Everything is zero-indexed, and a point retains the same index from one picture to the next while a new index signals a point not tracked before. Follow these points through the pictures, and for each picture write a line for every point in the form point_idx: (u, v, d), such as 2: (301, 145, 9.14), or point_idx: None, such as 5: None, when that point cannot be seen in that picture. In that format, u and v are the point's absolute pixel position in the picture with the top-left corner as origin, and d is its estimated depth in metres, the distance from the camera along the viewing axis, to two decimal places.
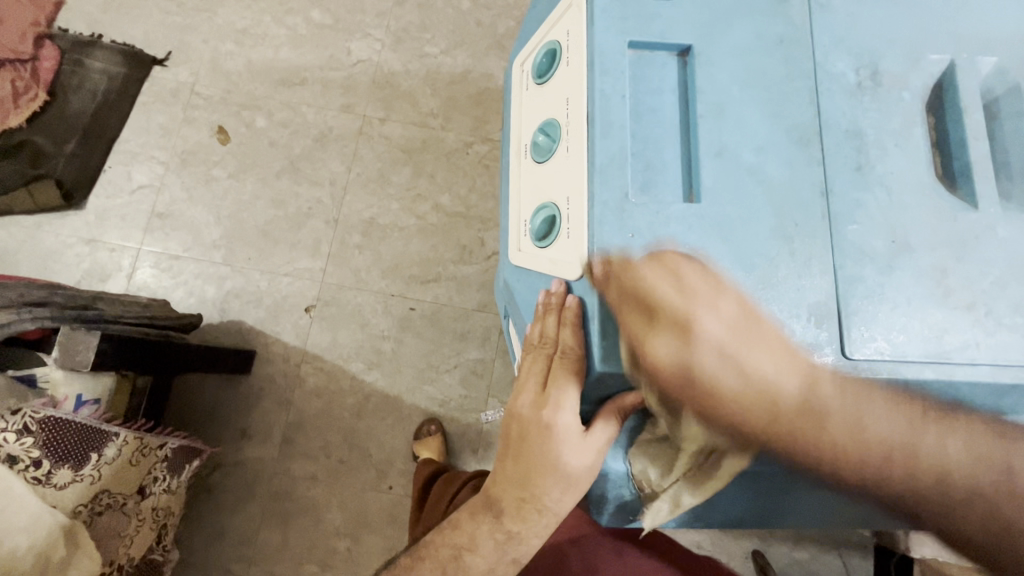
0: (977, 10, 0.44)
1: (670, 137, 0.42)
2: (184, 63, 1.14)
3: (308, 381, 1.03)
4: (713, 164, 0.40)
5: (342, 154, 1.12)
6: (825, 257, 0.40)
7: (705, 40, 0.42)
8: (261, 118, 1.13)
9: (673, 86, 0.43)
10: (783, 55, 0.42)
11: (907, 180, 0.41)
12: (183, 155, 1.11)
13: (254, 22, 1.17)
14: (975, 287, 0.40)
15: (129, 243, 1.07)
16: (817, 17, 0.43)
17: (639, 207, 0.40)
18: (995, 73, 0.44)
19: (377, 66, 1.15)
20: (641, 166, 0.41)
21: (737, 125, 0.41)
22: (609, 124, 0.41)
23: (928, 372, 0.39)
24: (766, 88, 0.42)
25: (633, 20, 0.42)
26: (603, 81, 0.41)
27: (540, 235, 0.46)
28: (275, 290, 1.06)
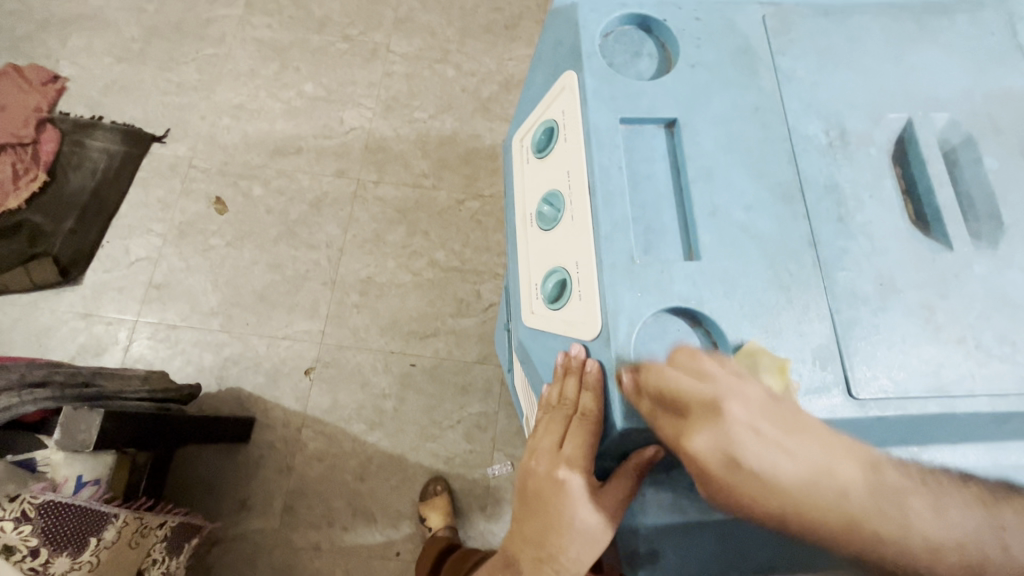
0: (923, 72, 0.48)
1: (667, 200, 0.45)
2: (182, 138, 1.19)
3: (309, 446, 1.01)
4: (708, 225, 0.43)
5: (338, 218, 1.15)
6: (820, 302, 0.42)
7: (688, 114, 0.45)
8: (257, 187, 1.16)
9: (664, 155, 0.46)
10: (760, 122, 0.46)
11: (887, 228, 0.44)
12: (180, 226, 1.13)
13: (250, 98, 1.23)
14: (961, 321, 0.42)
15: (125, 315, 1.07)
16: (786, 87, 0.47)
17: (646, 268, 0.42)
18: (949, 127, 0.47)
19: (369, 133, 1.21)
20: (642, 230, 0.43)
21: (727, 187, 0.44)
22: (609, 193, 0.43)
23: (931, 405, 0.40)
24: (749, 152, 0.45)
25: (622, 100, 0.45)
26: (601, 154, 0.44)
27: (553, 297, 0.48)
28: (274, 355, 1.06)
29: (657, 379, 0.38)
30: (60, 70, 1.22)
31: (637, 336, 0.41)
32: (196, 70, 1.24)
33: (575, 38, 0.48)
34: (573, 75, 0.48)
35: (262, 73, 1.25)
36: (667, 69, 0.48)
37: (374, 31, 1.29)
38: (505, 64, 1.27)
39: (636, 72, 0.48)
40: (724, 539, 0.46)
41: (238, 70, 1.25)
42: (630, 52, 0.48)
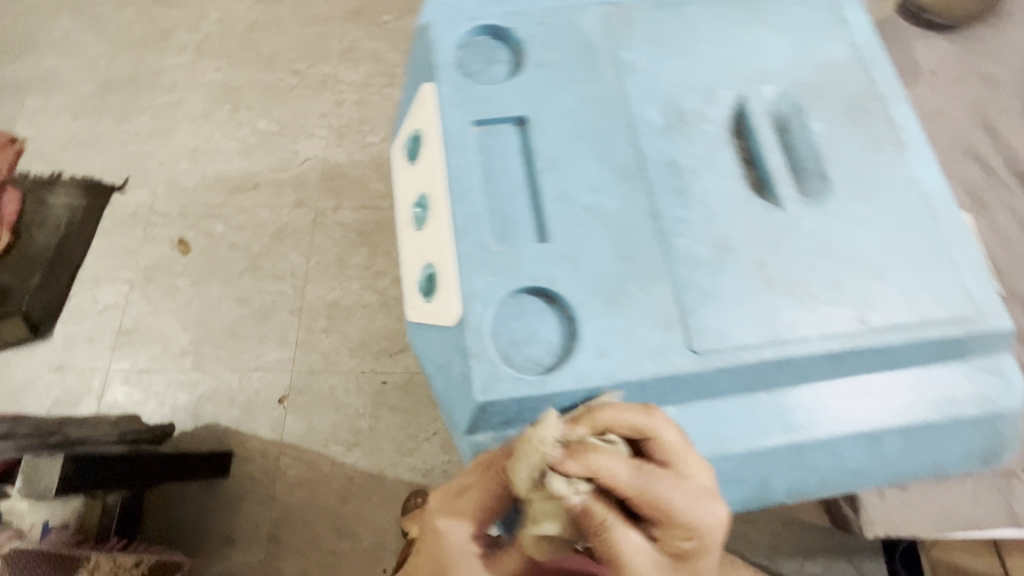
0: (754, 50, 0.51)
1: (520, 190, 0.46)
2: (142, 186, 1.21)
3: (288, 473, 1.03)
4: (555, 209, 0.45)
5: (300, 247, 1.17)
6: (662, 271, 0.44)
7: (534, 109, 0.48)
8: (219, 225, 1.18)
9: (517, 151, 0.48)
10: (603, 111, 0.48)
11: (723, 194, 0.46)
12: (146, 271, 1.15)
13: (205, 140, 1.26)
14: (793, 273, 0.44)
15: (98, 364, 1.08)
16: (626, 76, 0.49)
17: (498, 254, 0.44)
18: (778, 97, 0.50)
19: (325, 161, 1.24)
20: (497, 219, 0.45)
21: (572, 174, 0.46)
22: (462, 189, 0.45)
23: (767, 351, 0.43)
24: (592, 139, 0.47)
25: (472, 102, 0.48)
26: (455, 154, 0.46)
27: (425, 291, 0.49)
28: (247, 387, 1.07)
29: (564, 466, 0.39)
30: (18, 133, 1.25)
31: (495, 316, 0.43)
32: (151, 118, 1.27)
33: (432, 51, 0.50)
34: (432, 86, 0.50)
35: (215, 114, 1.28)
36: (519, 70, 0.50)
37: (322, 63, 1.33)
38: None
39: (490, 78, 0.49)
40: None
41: (192, 114, 1.28)
42: (485, 59, 0.50)
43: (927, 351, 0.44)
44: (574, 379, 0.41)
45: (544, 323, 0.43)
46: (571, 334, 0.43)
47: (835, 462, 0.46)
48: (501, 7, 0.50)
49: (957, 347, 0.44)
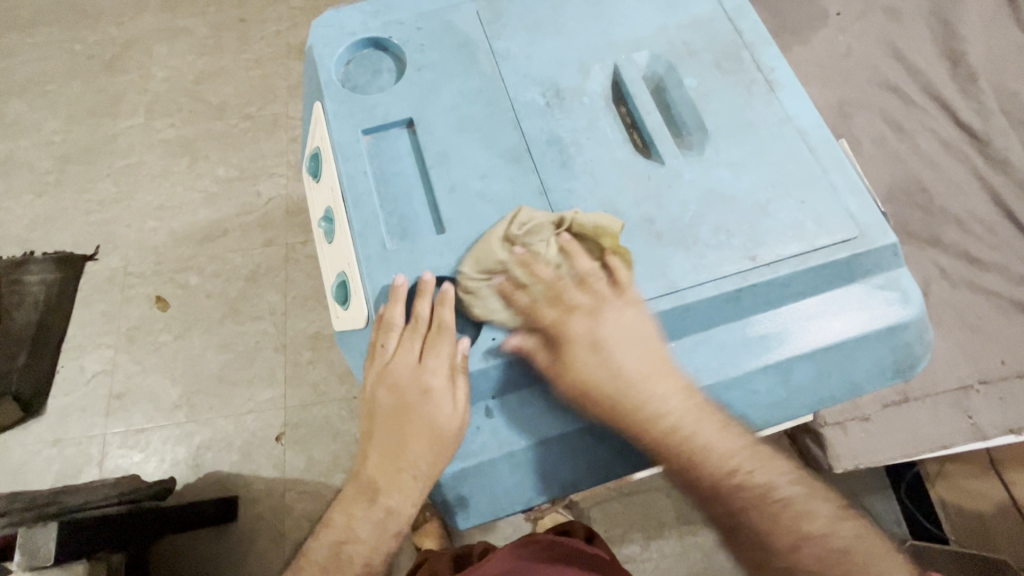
0: (625, 21, 0.53)
1: (416, 188, 0.49)
2: (113, 251, 1.23)
3: (295, 508, 1.03)
4: (448, 199, 0.47)
5: (275, 284, 1.18)
6: (556, 242, 0.46)
7: (419, 111, 0.51)
8: (194, 276, 1.20)
9: (408, 153, 0.51)
10: (484, 102, 0.51)
11: (607, 160, 0.48)
12: (129, 333, 1.16)
13: (169, 196, 1.27)
14: (681, 223, 0.46)
15: (94, 431, 1.09)
16: (503, 66, 0.52)
17: (397, 252, 0.47)
18: (653, 61, 0.52)
19: (288, 197, 1.25)
20: (396, 219, 0.48)
21: (461, 164, 0.49)
22: (358, 196, 0.49)
23: (664, 302, 0.44)
24: (477, 129, 0.50)
25: (360, 113, 0.51)
26: (347, 165, 0.50)
27: (341, 300, 0.50)
28: (243, 431, 1.08)
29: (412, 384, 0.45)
30: None
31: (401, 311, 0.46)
32: (112, 183, 1.29)
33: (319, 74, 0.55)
34: (320, 105, 0.54)
35: (175, 169, 1.30)
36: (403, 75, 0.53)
37: (272, 103, 1.35)
38: None
39: (377, 85, 0.53)
40: (519, 470, 0.46)
41: (152, 172, 1.30)
42: (371, 71, 0.54)
43: (822, 276, 0.45)
44: (482, 359, 0.44)
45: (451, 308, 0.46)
46: (477, 314, 0.45)
47: (750, 399, 0.46)
48: (380, 22, 0.55)
49: (850, 267, 0.45)
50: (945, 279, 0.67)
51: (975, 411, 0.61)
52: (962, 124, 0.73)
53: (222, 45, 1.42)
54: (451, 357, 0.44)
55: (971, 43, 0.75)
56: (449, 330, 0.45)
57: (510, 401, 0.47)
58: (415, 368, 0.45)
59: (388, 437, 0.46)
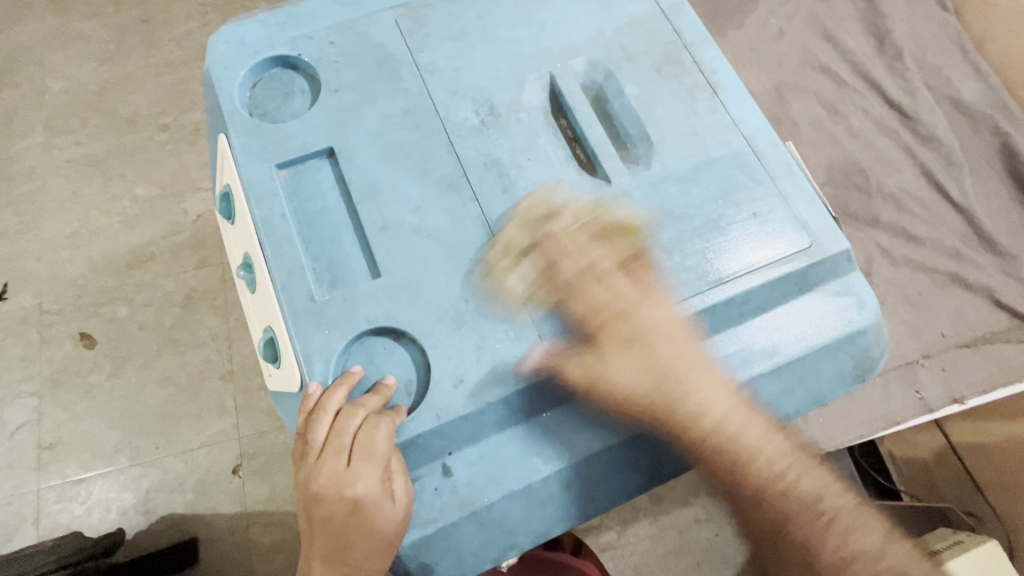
0: (555, 25, 0.52)
1: (344, 228, 0.47)
2: (24, 287, 1.11)
3: (262, 542, 0.98)
4: (382, 239, 0.46)
5: (214, 308, 1.11)
6: (504, 277, 0.45)
7: (340, 139, 0.48)
8: (121, 308, 1.10)
9: (332, 185, 0.49)
10: (413, 124, 0.49)
11: (549, 183, 0.47)
12: (53, 376, 1.06)
13: (82, 221, 1.16)
14: (632, 247, 0.45)
15: (24, 488, 1.00)
16: (430, 82, 0.50)
17: (328, 303, 0.45)
18: (590, 67, 0.51)
19: (218, 213, 1.17)
20: (324, 265, 0.46)
21: (394, 198, 0.47)
22: (278, 244, 0.46)
23: (621, 333, 0.43)
24: (407, 157, 0.48)
25: (273, 147, 0.48)
26: (261, 209, 0.47)
27: (270, 358, 0.47)
28: (194, 469, 1.01)
29: (347, 495, 0.41)
30: None
31: (341, 365, 0.44)
32: (14, 213, 1.17)
33: (223, 102, 0.51)
34: (226, 136, 0.50)
35: (87, 192, 1.18)
36: (318, 97, 0.50)
37: (190, 111, 1.25)
38: None
39: (291, 111, 0.50)
40: (485, 528, 0.44)
41: (60, 197, 1.18)
42: (281, 93, 0.51)
43: (778, 288, 0.45)
44: (435, 415, 0.43)
45: (395, 359, 0.45)
46: (423, 364, 0.44)
47: None
48: (286, 36, 0.51)
49: (805, 276, 0.46)
50: (891, 258, 0.72)
51: (922, 386, 0.66)
52: (893, 101, 0.78)
53: (125, 49, 1.30)
54: (380, 457, 0.41)
55: (893, 22, 0.80)
56: (377, 421, 0.41)
57: (470, 454, 0.45)
58: (342, 476, 0.41)
59: (328, 547, 0.42)
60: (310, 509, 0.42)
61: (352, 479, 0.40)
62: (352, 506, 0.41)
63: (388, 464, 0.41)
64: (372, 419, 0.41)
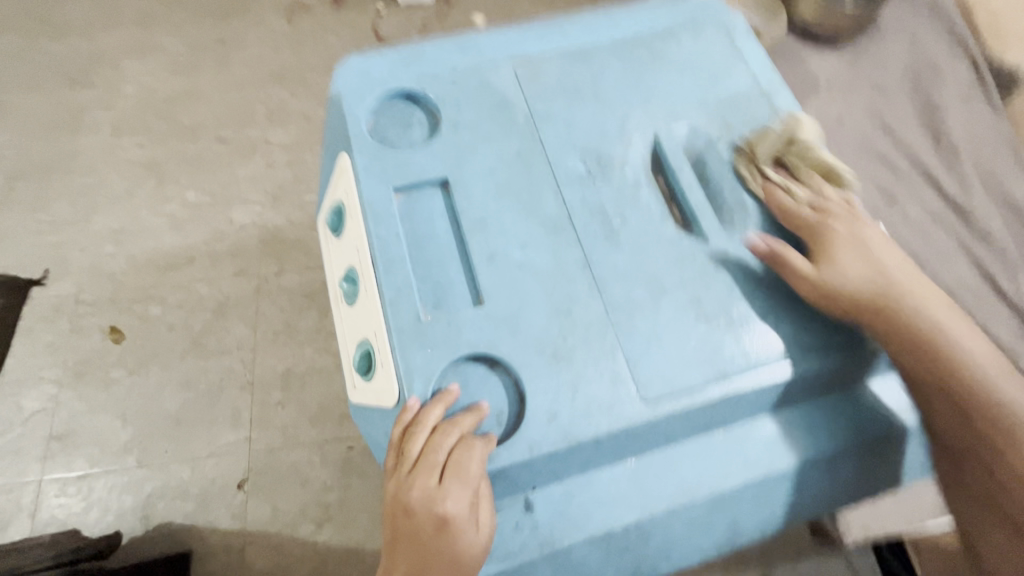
0: (659, 94, 0.57)
1: (451, 254, 0.51)
2: (64, 276, 1.13)
3: (256, 565, 0.95)
4: (488, 270, 0.49)
5: (244, 318, 1.12)
6: (601, 318, 0.48)
7: (454, 173, 0.52)
8: (154, 307, 1.12)
9: (442, 214, 0.52)
10: (523, 165, 0.53)
11: (650, 237, 0.51)
12: (76, 367, 1.06)
13: (131, 220, 1.20)
14: (723, 305, 0.50)
15: (27, 477, 0.98)
16: (543, 130, 0.54)
17: (433, 324, 0.47)
18: (691, 135, 0.56)
19: (262, 226, 1.20)
20: (430, 287, 0.49)
21: (502, 232, 0.50)
22: (391, 261, 0.49)
23: (710, 387, 0.47)
24: (517, 196, 0.52)
25: (393, 172, 0.52)
26: (378, 227, 0.50)
27: (363, 370, 0.50)
28: (201, 478, 0.99)
29: (436, 510, 0.42)
30: None
31: (437, 387, 0.46)
32: (67, 204, 1.21)
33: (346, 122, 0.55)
34: (347, 155, 0.54)
35: (140, 192, 1.23)
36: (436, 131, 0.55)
37: (249, 127, 1.31)
38: None
39: (409, 141, 0.54)
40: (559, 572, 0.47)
41: (114, 194, 1.22)
42: (401, 124, 0.55)
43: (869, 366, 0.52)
44: (528, 446, 0.45)
45: (487, 385, 0.47)
46: (517, 393, 0.47)
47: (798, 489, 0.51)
48: (409, 72, 0.56)
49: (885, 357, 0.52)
50: None
51: None
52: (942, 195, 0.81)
53: (198, 65, 1.37)
54: (475, 479, 0.43)
55: (948, 121, 0.85)
56: (471, 441, 0.44)
57: (553, 491, 0.48)
58: (433, 493, 0.43)
59: (406, 572, 0.43)
60: (395, 519, 0.44)
61: (443, 496, 0.42)
62: (441, 521, 0.42)
63: (478, 485, 0.43)
64: (465, 439, 0.44)
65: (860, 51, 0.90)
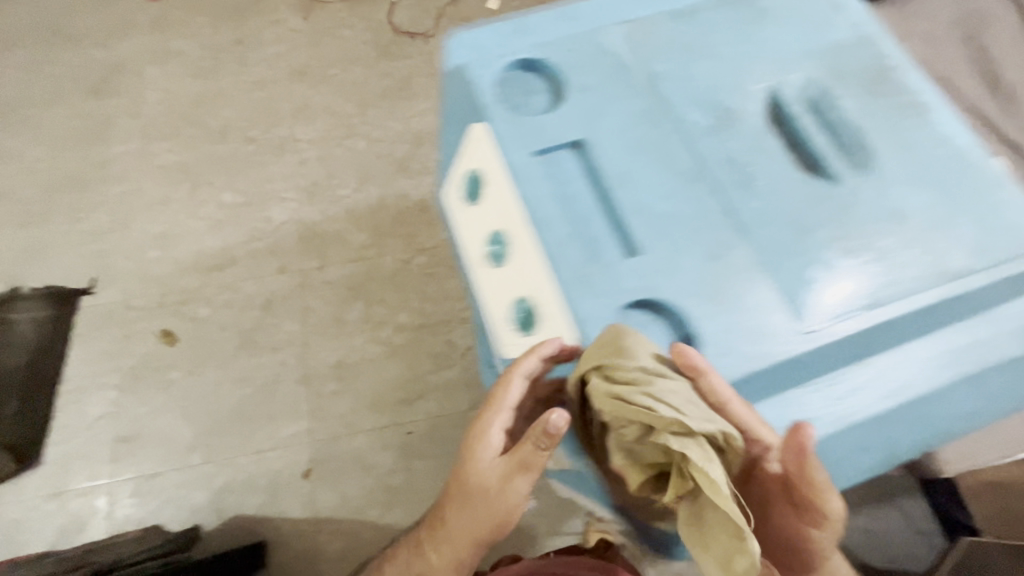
0: (766, 44, 0.57)
1: (594, 210, 0.52)
2: (112, 284, 1.15)
3: (329, 550, 0.98)
4: (637, 221, 0.50)
5: (292, 313, 1.13)
6: (752, 260, 0.49)
7: (588, 133, 0.53)
8: (203, 308, 1.13)
9: (579, 173, 0.53)
10: (651, 121, 0.54)
11: (786, 180, 0.52)
12: (134, 371, 1.08)
13: (170, 224, 1.21)
14: (869, 237, 0.50)
15: (99, 479, 1.01)
16: (663, 87, 0.55)
17: (596, 274, 0.49)
18: (807, 83, 0.56)
19: (300, 222, 1.21)
20: (581, 243, 0.50)
21: (643, 185, 0.51)
22: (544, 221, 0.51)
23: (868, 315, 0.47)
24: (650, 149, 0.53)
25: (530, 136, 0.53)
26: (526, 190, 0.51)
27: (523, 324, 0.52)
28: (267, 471, 1.02)
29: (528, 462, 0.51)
30: None
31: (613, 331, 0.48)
32: (106, 213, 1.22)
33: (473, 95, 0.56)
34: (479, 123, 0.55)
35: (176, 196, 1.24)
36: (560, 95, 0.56)
37: (277, 125, 1.31)
38: (410, 123, 1.32)
39: (534, 107, 0.55)
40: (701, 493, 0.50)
41: (150, 200, 1.23)
42: (523, 91, 0.56)
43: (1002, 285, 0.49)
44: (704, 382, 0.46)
45: (651, 331, 0.48)
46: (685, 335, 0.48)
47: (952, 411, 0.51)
48: (522, 43, 0.57)
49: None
50: None
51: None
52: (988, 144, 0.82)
53: (219, 67, 1.38)
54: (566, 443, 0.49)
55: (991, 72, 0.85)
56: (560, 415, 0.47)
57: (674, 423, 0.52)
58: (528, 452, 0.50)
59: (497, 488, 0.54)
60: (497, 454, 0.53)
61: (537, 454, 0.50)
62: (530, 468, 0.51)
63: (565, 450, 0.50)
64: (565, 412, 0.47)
65: (895, 9, 0.90)
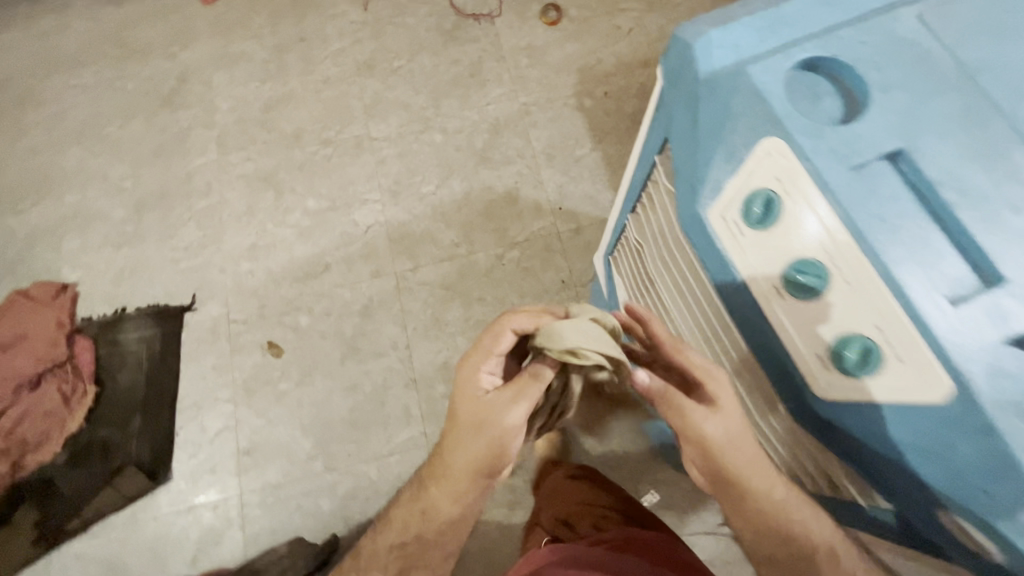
0: None
1: (938, 232, 0.37)
2: (212, 299, 1.16)
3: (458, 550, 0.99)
4: (1011, 245, 0.35)
5: (392, 317, 1.12)
6: None
7: (909, 135, 0.39)
8: (303, 317, 1.13)
9: (905, 186, 0.38)
10: (983, 117, 0.39)
11: None
12: (246, 384, 1.09)
13: (259, 234, 1.21)
14: None
15: (228, 491, 1.03)
16: (982, 73, 0.40)
17: (973, 320, 0.34)
18: None
19: (388, 223, 1.20)
20: (938, 281, 0.36)
21: (1003, 199, 0.37)
22: (885, 248, 0.36)
23: None
24: (997, 150, 0.38)
25: (840, 146, 0.39)
26: (857, 211, 0.37)
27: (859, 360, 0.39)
28: (387, 475, 1.03)
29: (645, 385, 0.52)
30: (67, 278, 1.19)
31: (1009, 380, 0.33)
32: (196, 227, 1.22)
33: (738, 96, 0.43)
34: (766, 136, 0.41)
35: (261, 206, 1.23)
36: (856, 97, 0.41)
37: (351, 124, 1.28)
38: (485, 111, 1.28)
39: (824, 112, 0.42)
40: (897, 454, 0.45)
41: (237, 210, 1.23)
42: (807, 95, 0.42)
43: None
44: None
45: None
46: None
47: None
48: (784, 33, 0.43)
49: None
50: None
51: None
52: None
53: (285, 68, 1.35)
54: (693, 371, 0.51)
55: None
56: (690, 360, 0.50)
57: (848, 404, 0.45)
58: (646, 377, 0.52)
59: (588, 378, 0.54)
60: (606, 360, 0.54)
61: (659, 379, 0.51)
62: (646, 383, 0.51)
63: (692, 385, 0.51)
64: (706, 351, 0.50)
65: None
